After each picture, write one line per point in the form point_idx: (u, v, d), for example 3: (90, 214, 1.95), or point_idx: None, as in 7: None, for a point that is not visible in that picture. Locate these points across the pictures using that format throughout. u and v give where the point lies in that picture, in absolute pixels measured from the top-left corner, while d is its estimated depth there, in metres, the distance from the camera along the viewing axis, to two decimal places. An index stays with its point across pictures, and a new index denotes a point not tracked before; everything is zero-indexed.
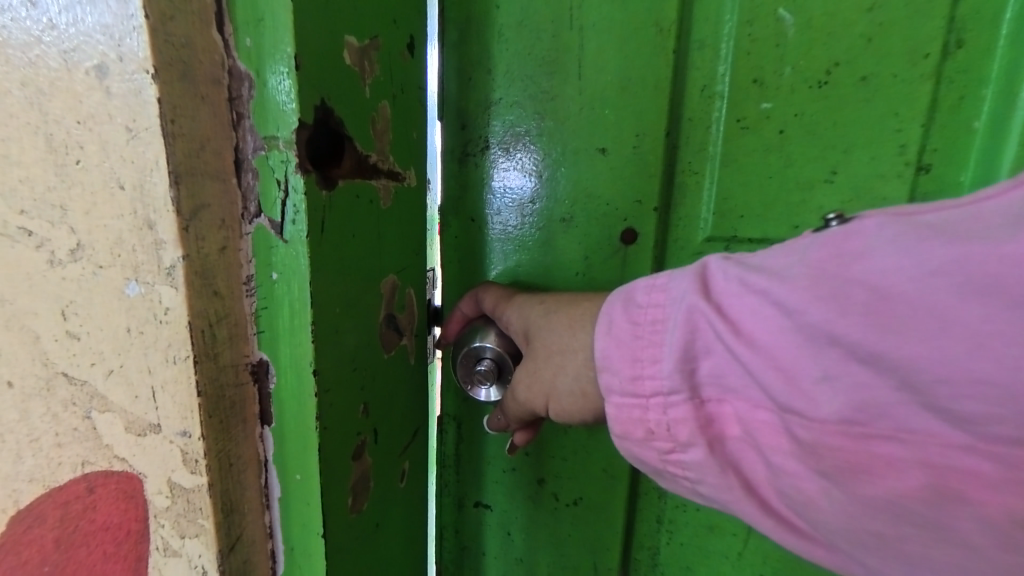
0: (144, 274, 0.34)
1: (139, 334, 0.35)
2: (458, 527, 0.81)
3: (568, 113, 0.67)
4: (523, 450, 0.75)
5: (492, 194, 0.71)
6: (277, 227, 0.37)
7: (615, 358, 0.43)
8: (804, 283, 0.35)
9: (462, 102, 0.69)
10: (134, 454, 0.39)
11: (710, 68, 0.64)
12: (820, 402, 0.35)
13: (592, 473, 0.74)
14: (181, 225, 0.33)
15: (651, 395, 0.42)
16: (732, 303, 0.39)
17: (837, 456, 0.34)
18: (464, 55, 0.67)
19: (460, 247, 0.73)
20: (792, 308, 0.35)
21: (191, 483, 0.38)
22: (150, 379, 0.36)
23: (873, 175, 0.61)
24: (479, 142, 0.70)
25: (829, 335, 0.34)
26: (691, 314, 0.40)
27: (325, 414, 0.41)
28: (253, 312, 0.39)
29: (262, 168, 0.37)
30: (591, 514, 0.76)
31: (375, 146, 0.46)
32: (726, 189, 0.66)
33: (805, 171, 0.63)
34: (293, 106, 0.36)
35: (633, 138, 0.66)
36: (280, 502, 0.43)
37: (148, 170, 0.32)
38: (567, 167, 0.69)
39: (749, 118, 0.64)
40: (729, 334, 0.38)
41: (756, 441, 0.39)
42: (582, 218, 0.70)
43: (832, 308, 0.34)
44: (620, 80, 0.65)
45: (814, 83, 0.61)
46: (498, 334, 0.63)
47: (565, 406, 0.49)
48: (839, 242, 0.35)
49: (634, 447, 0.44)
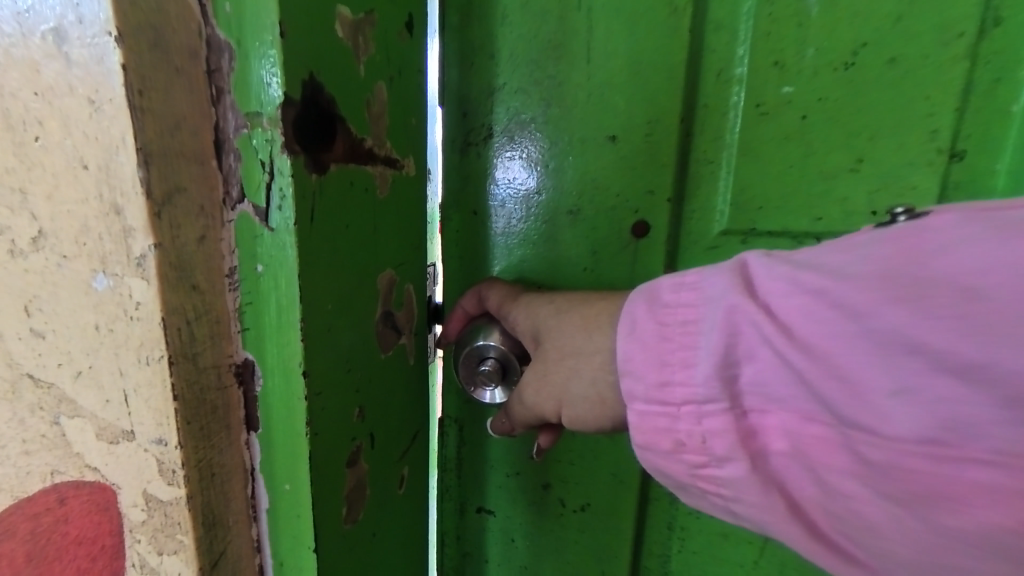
0: (112, 265, 0.31)
1: (109, 332, 0.32)
2: (459, 534, 0.77)
3: (575, 100, 0.63)
4: (527, 452, 0.71)
5: (495, 186, 0.67)
6: (262, 214, 0.34)
7: (638, 356, 0.41)
8: (872, 282, 0.32)
9: (464, 89, 0.65)
10: (106, 463, 0.35)
11: (727, 50, 0.60)
12: (886, 411, 0.31)
13: (601, 478, 0.71)
14: (152, 210, 0.30)
15: (681, 404, 0.39)
16: (781, 304, 0.35)
17: (907, 476, 0.31)
18: (466, 39, 0.64)
19: (461, 241, 0.69)
20: (859, 312, 0.32)
21: (168, 495, 0.35)
22: (121, 381, 0.33)
23: (902, 163, 0.58)
24: (482, 131, 0.66)
25: (907, 342, 0.30)
26: (733, 317, 0.37)
27: (317, 418, 0.38)
28: (237, 308, 0.36)
29: (244, 149, 0.33)
30: (599, 522, 0.72)
31: (371, 130, 0.42)
32: (743, 180, 0.63)
33: (828, 159, 0.60)
34: (278, 80, 0.32)
35: (646, 126, 0.62)
36: (268, 514, 0.40)
37: (114, 148, 0.29)
38: (575, 156, 0.65)
39: (769, 102, 0.60)
40: (782, 339, 0.35)
41: (804, 451, 0.35)
42: (590, 209, 0.66)
43: (910, 312, 0.30)
44: (631, 64, 0.61)
45: (840, 65, 0.57)
46: (501, 332, 0.59)
47: (579, 412, 0.45)
48: (910, 238, 0.32)
49: (657, 459, 0.41)
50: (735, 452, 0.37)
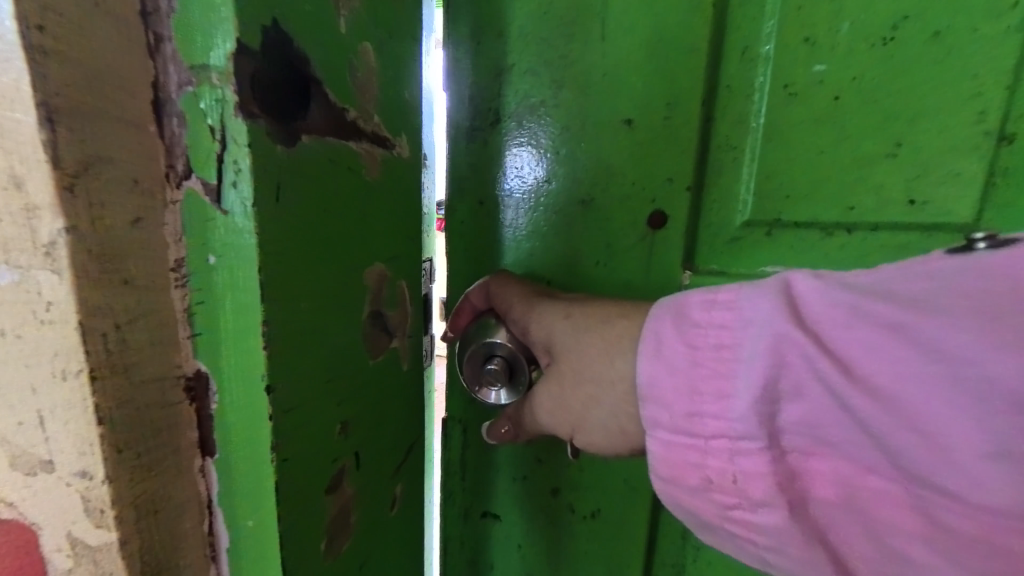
0: (16, 255, 0.24)
1: (17, 339, 0.26)
2: (463, 540, 0.71)
3: (586, 80, 0.57)
4: (538, 457, 0.66)
5: (497, 172, 0.61)
6: (214, 193, 0.28)
7: (669, 391, 0.37)
8: (956, 323, 0.29)
9: (464, 65, 0.59)
10: (24, 499, 0.29)
11: (752, 26, 0.54)
12: (952, 451, 0.29)
13: (612, 484, 0.65)
14: (63, 183, 0.23)
15: (712, 438, 0.36)
16: (842, 340, 0.33)
17: (984, 541, 0.29)
18: (467, 11, 0.57)
19: (463, 233, 0.63)
20: (929, 346, 0.30)
21: (98, 539, 0.28)
22: (35, 401, 0.26)
23: (946, 148, 0.52)
24: (485, 112, 0.60)
25: (999, 396, 0.28)
26: (784, 349, 0.34)
27: (286, 441, 0.32)
28: (185, 309, 0.29)
29: (190, 110, 0.27)
30: (610, 531, 0.67)
31: (354, 99, 0.36)
32: (769, 167, 0.57)
33: (863, 143, 0.54)
34: (229, 22, 0.26)
35: (664, 109, 0.56)
36: (229, 554, 0.33)
37: (10, 102, 0.22)
38: (586, 141, 0.59)
39: (799, 83, 0.54)
40: (844, 380, 0.32)
41: (846, 485, 0.33)
42: (605, 199, 0.60)
43: (1005, 360, 0.28)
44: (649, 40, 0.55)
45: (878, 41, 0.52)
46: (507, 334, 0.52)
47: (596, 439, 0.42)
48: (987, 266, 0.31)
49: (682, 496, 0.38)
50: (772, 497, 0.35)
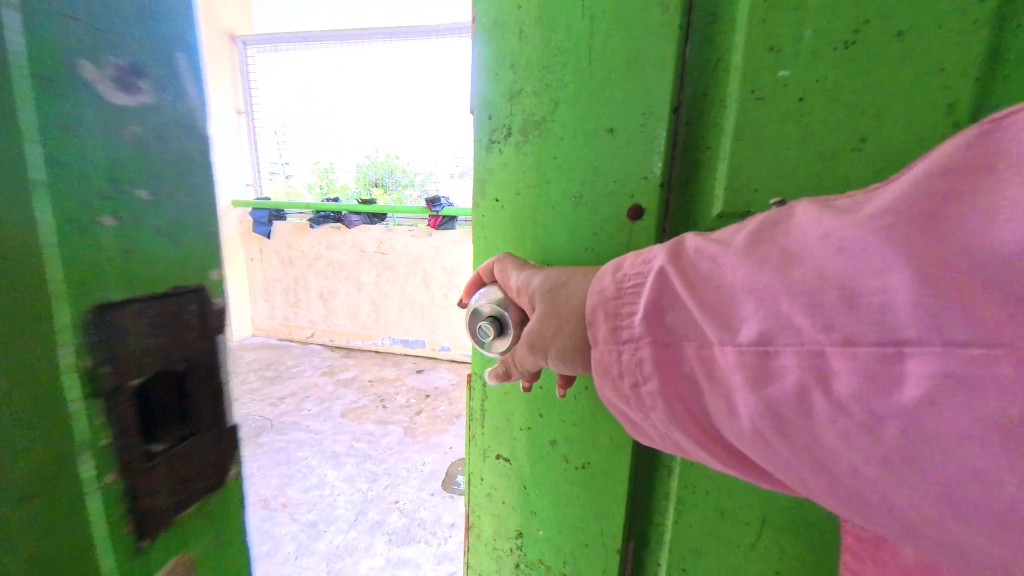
0: None
1: None
2: (476, 501, 0.74)
3: (571, 91, 0.59)
4: (514, 431, 0.67)
5: (542, 166, 0.63)
6: None
7: (598, 312, 0.37)
8: (836, 244, 0.27)
9: (509, 69, 0.62)
10: None
11: (722, 40, 0.53)
12: (740, 325, 0.30)
13: (599, 437, 0.61)
14: None
15: (624, 344, 0.36)
16: (732, 267, 0.31)
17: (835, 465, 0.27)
18: (506, 19, 0.61)
19: (512, 224, 0.66)
20: (750, 254, 0.30)
21: None
22: None
23: (911, 143, 0.47)
24: (528, 111, 0.62)
25: (838, 313, 0.26)
26: (659, 275, 0.35)
27: None
28: None
29: None
30: (603, 488, 0.62)
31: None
32: (738, 171, 0.53)
33: (828, 140, 0.50)
34: None
35: (645, 115, 0.56)
36: None
37: None
38: (624, 136, 0.57)
39: (765, 87, 0.51)
40: (715, 303, 0.31)
41: (699, 384, 0.34)
42: (593, 194, 0.60)
43: (851, 276, 0.26)
44: (629, 55, 0.55)
45: (840, 44, 0.47)
46: (511, 302, 0.50)
47: (567, 366, 0.45)
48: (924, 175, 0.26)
49: (614, 399, 0.38)
50: (632, 392, 0.36)
